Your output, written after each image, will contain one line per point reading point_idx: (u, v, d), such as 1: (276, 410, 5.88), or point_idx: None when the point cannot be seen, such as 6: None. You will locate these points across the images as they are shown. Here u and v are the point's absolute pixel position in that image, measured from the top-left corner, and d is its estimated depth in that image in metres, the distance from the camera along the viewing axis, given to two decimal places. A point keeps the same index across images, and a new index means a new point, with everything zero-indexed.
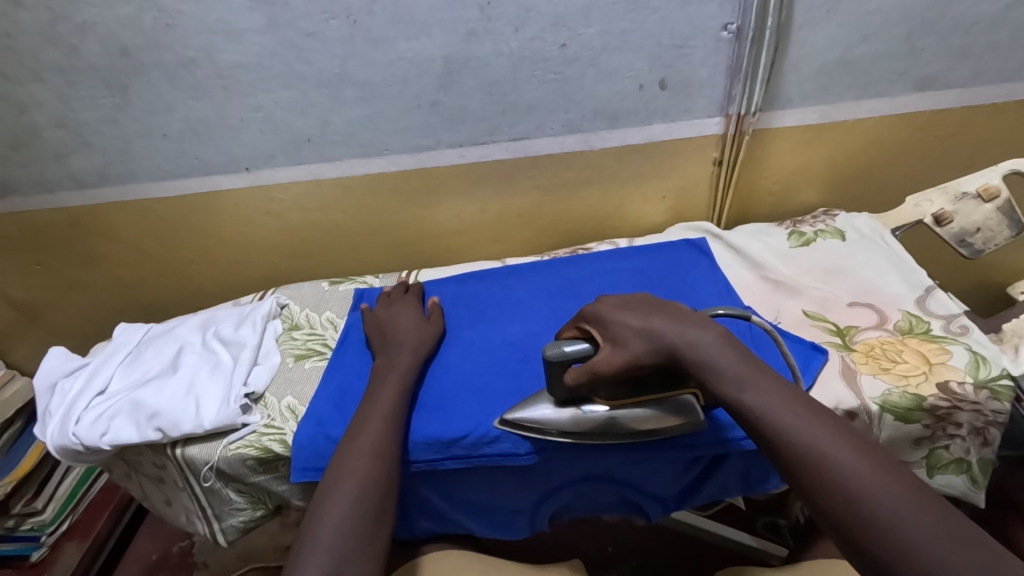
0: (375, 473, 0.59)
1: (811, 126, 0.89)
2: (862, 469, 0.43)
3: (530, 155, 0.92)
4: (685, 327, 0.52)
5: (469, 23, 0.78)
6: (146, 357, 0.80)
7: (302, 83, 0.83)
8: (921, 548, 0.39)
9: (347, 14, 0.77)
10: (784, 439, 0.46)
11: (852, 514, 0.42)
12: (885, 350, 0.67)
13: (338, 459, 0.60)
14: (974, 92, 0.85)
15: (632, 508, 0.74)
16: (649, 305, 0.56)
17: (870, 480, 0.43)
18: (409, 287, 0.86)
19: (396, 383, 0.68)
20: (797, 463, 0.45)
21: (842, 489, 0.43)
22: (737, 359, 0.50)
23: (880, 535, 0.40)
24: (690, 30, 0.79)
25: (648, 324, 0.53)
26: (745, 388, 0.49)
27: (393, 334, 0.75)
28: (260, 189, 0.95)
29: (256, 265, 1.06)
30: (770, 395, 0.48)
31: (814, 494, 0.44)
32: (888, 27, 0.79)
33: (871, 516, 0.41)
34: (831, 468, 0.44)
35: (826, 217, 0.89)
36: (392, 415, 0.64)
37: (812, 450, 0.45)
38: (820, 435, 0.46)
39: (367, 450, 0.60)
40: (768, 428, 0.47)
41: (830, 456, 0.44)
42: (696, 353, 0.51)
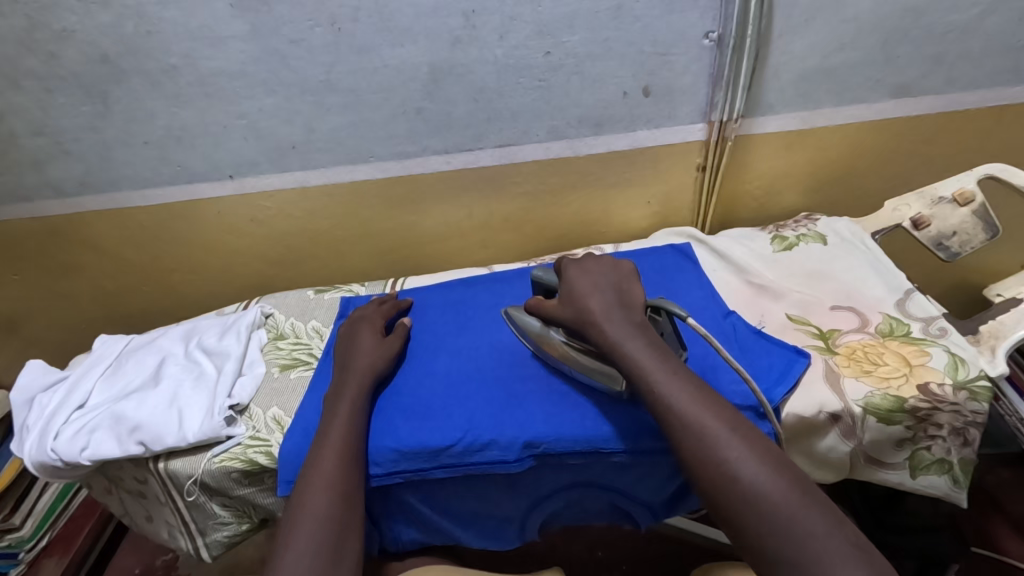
0: (331, 506, 0.58)
1: (792, 132, 0.90)
2: (742, 451, 0.49)
3: (516, 161, 0.92)
4: (611, 308, 0.60)
5: (454, 31, 0.78)
6: (127, 369, 0.79)
7: (286, 90, 0.83)
8: (785, 520, 0.46)
9: (332, 21, 0.77)
10: (680, 425, 0.52)
11: (731, 495, 0.48)
12: (867, 352, 0.68)
13: (294, 494, 0.59)
14: (949, 99, 0.87)
15: (621, 514, 0.74)
16: (595, 283, 0.63)
17: (750, 463, 0.49)
18: (389, 297, 0.85)
19: (349, 406, 0.66)
20: (689, 448, 0.51)
21: (725, 473, 0.49)
22: (647, 345, 0.57)
23: (753, 512, 0.47)
24: (673, 38, 0.80)
25: (579, 300, 0.62)
26: (650, 377, 0.55)
27: (353, 354, 0.73)
28: (244, 197, 0.94)
29: (240, 275, 1.05)
30: (671, 384, 0.54)
31: (701, 477, 0.50)
32: (865, 35, 0.81)
33: (748, 495, 0.47)
34: (718, 454, 0.49)
35: (808, 221, 0.90)
36: (347, 441, 0.63)
37: (703, 437, 0.50)
38: (711, 422, 0.51)
39: (321, 483, 0.59)
40: (666, 417, 0.53)
41: (719, 443, 0.50)
42: (613, 334, 0.58)
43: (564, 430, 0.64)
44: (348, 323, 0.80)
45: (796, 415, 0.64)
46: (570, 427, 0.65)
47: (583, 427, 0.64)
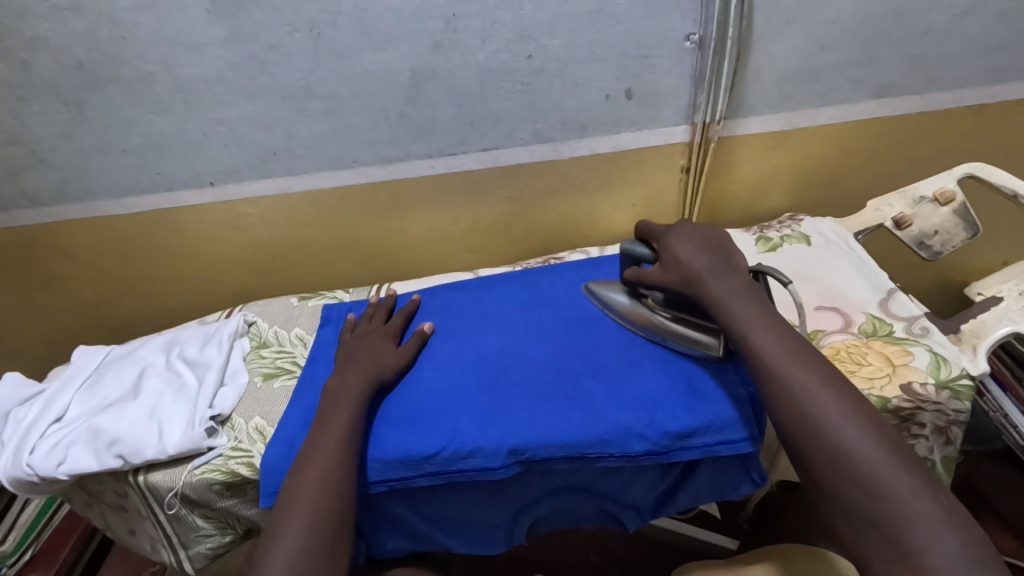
0: (325, 510, 0.59)
1: (775, 133, 0.90)
2: (849, 421, 0.50)
3: (499, 165, 0.91)
4: (716, 271, 0.61)
5: (435, 35, 0.78)
6: (106, 381, 0.78)
7: (266, 97, 0.82)
8: (880, 488, 0.47)
9: (311, 26, 0.76)
10: (778, 383, 0.54)
11: (823, 454, 0.50)
12: (850, 353, 0.68)
13: (286, 496, 0.60)
14: (928, 99, 0.88)
15: (609, 518, 0.74)
16: (704, 245, 0.63)
17: (850, 426, 0.50)
18: (390, 306, 0.84)
19: (347, 409, 0.66)
20: (786, 406, 0.53)
21: (823, 434, 0.50)
22: (748, 305, 0.58)
23: (844, 472, 0.49)
24: (655, 40, 0.80)
25: (688, 261, 0.62)
26: (752, 336, 0.56)
27: (356, 362, 0.73)
28: (226, 205, 0.93)
29: (224, 283, 1.04)
30: (774, 344, 0.55)
31: (805, 444, 0.51)
32: (845, 37, 0.81)
33: (854, 464, 0.48)
34: (817, 414, 0.51)
35: (791, 222, 0.90)
36: (340, 446, 0.63)
37: (802, 397, 0.52)
38: (812, 385, 0.53)
39: (310, 481, 0.60)
40: (767, 374, 0.54)
41: (825, 411, 0.51)
42: (718, 291, 0.60)
43: (550, 436, 0.64)
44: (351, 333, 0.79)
45: None
46: (556, 432, 0.64)
47: (568, 432, 0.64)
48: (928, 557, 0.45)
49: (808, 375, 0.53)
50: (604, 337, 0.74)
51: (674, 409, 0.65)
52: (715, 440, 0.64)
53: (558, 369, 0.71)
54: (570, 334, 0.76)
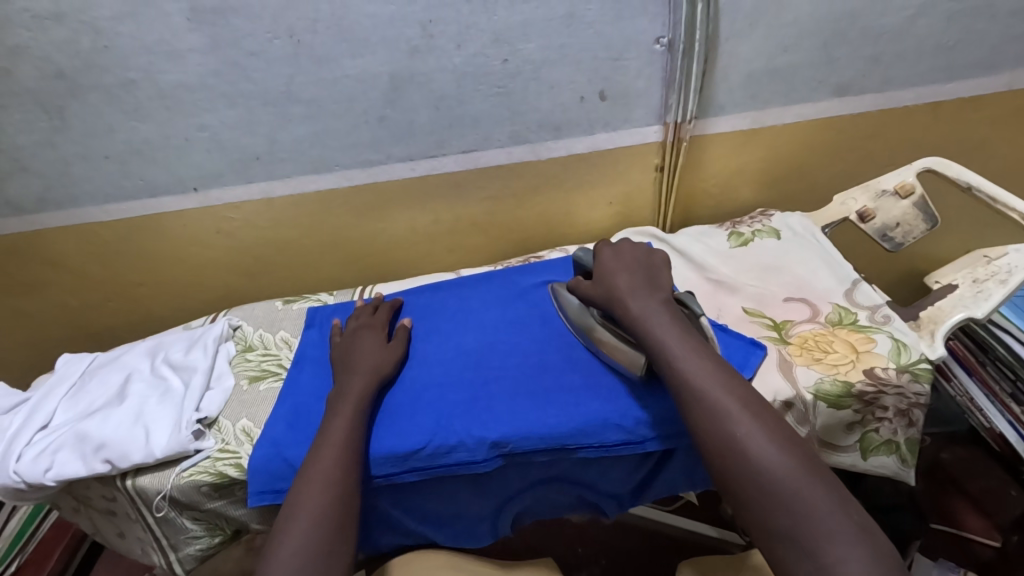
0: (332, 505, 0.58)
1: (744, 131, 0.93)
2: (752, 425, 0.53)
3: (478, 166, 0.93)
4: (638, 288, 0.65)
5: (412, 41, 0.79)
6: (92, 388, 0.78)
7: (247, 102, 0.83)
8: (780, 488, 0.50)
9: (290, 33, 0.77)
10: (693, 399, 0.56)
11: (736, 466, 0.52)
12: (818, 341, 0.71)
13: (293, 494, 0.60)
14: (888, 96, 0.91)
15: (590, 507, 0.76)
16: (631, 262, 0.68)
17: (752, 429, 0.53)
18: (376, 303, 0.85)
19: (349, 408, 0.67)
20: (699, 421, 0.55)
21: (735, 445, 0.52)
22: (668, 321, 0.61)
23: (753, 481, 0.50)
24: (626, 43, 0.82)
25: (611, 284, 0.66)
26: (670, 355, 0.58)
27: (352, 357, 0.74)
28: (210, 210, 0.94)
29: (209, 288, 1.05)
30: (690, 363, 0.57)
31: (712, 449, 0.53)
32: (808, 37, 0.84)
33: (754, 463, 0.51)
34: (733, 430, 0.53)
35: (762, 217, 0.93)
36: (345, 445, 0.63)
37: (714, 414, 0.54)
38: (725, 400, 0.55)
39: (318, 484, 0.60)
40: (683, 390, 0.56)
41: (729, 417, 0.54)
42: (637, 308, 0.62)
43: (530, 429, 0.66)
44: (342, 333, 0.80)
45: None
46: (535, 425, 0.66)
47: (547, 425, 0.66)
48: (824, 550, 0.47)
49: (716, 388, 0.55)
50: None
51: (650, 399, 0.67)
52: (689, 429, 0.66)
53: (537, 363, 0.73)
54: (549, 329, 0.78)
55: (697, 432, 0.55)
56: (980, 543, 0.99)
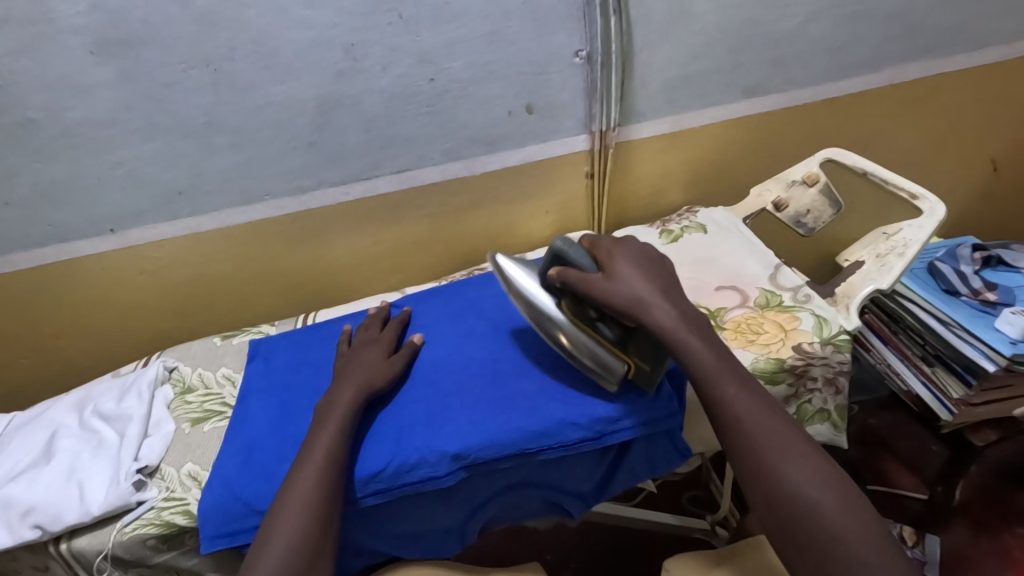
0: (304, 529, 0.59)
1: (665, 135, 0.99)
2: (808, 474, 0.54)
3: (415, 184, 0.93)
4: (667, 301, 0.64)
5: (337, 65, 0.80)
6: (14, 450, 0.73)
7: (165, 136, 0.80)
8: (835, 537, 0.51)
9: (207, 62, 0.76)
10: (745, 439, 0.57)
11: (789, 509, 0.53)
12: (750, 323, 0.76)
13: (273, 513, 0.61)
14: (789, 96, 1.00)
15: (555, 508, 0.77)
16: (643, 270, 0.66)
17: (808, 478, 0.54)
18: (383, 317, 0.84)
19: (336, 423, 0.66)
20: (749, 462, 0.56)
21: (791, 495, 0.53)
22: (712, 355, 0.61)
23: (811, 532, 0.52)
24: (547, 57, 0.86)
25: (640, 296, 0.63)
26: (721, 393, 0.59)
27: (349, 369, 0.74)
28: (131, 250, 0.89)
29: (136, 333, 0.98)
30: (741, 400, 0.58)
31: (767, 493, 0.55)
32: (713, 45, 0.91)
33: (810, 512, 0.52)
34: (787, 476, 0.54)
35: (689, 214, 0.99)
36: (323, 467, 0.62)
37: (767, 455, 0.55)
38: (782, 445, 0.56)
39: (303, 492, 0.61)
40: (735, 429, 0.57)
41: (784, 465, 0.55)
42: (672, 330, 0.62)
43: (490, 436, 0.67)
44: (345, 354, 0.77)
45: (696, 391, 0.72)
46: (495, 431, 0.67)
47: (506, 430, 0.67)
48: None
49: (772, 433, 0.56)
50: (535, 339, 0.79)
51: (604, 397, 0.69)
52: (641, 420, 0.68)
53: (493, 373, 0.74)
54: (504, 339, 0.79)
55: (750, 476, 0.56)
56: (910, 497, 1.14)
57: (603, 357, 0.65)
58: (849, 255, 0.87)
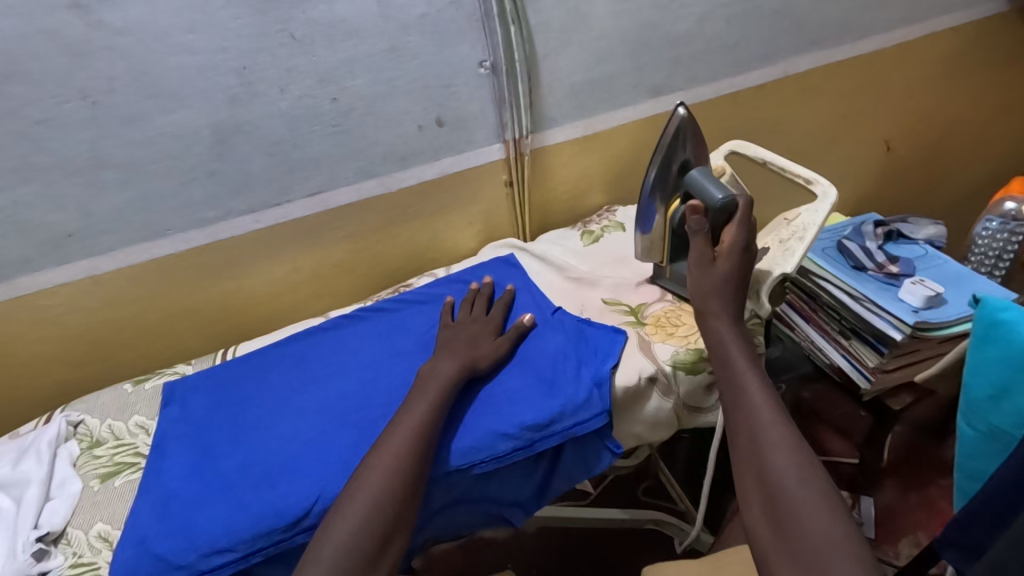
0: (389, 499, 0.56)
1: (578, 138, 1.00)
2: (794, 466, 0.50)
3: (329, 207, 0.91)
4: (727, 289, 0.66)
5: (230, 89, 0.77)
6: None
7: (46, 175, 0.75)
8: (801, 530, 0.46)
9: (85, 94, 0.71)
10: (749, 435, 0.53)
11: (774, 515, 0.48)
12: (669, 317, 0.79)
13: (347, 488, 0.58)
14: (693, 93, 1.04)
15: (497, 521, 0.76)
16: (742, 268, 0.67)
17: (790, 467, 0.50)
18: (489, 294, 0.83)
19: (433, 395, 0.66)
20: (748, 461, 0.52)
21: (769, 479, 0.50)
22: (742, 347, 0.61)
23: (780, 519, 0.48)
24: (452, 69, 0.86)
25: (704, 278, 0.67)
26: (742, 386, 0.57)
27: (451, 342, 0.75)
28: (20, 300, 0.82)
29: (36, 389, 0.90)
30: (759, 396, 0.56)
31: (749, 475, 0.52)
32: (614, 49, 0.93)
33: (783, 500, 0.48)
34: (770, 463, 0.51)
35: (608, 214, 1.02)
36: (409, 443, 0.61)
37: (765, 454, 0.51)
38: (775, 436, 0.52)
39: (387, 464, 0.59)
40: (742, 422, 0.55)
41: (769, 452, 0.51)
42: (713, 315, 0.64)
43: None
44: (459, 325, 0.78)
45: (623, 387, 0.72)
46: None
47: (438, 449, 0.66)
48: None
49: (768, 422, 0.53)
50: None
51: (533, 404, 0.69)
52: (571, 422, 0.68)
53: None
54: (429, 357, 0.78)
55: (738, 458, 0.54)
56: (843, 462, 1.20)
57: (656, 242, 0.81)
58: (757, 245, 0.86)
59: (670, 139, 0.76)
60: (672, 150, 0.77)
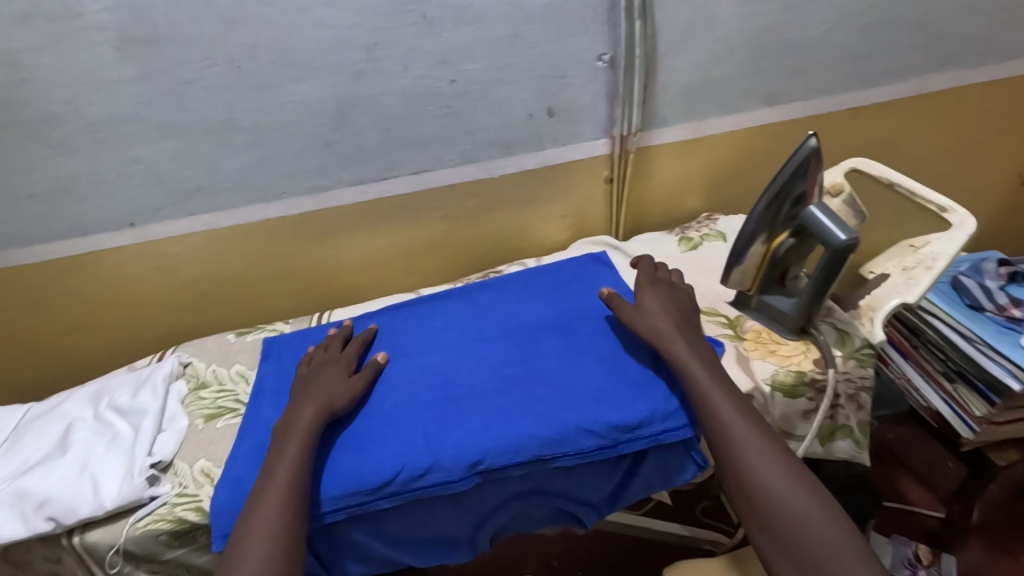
0: (274, 556, 0.57)
1: (685, 141, 0.98)
2: (787, 485, 0.59)
3: (431, 186, 0.93)
4: (676, 329, 0.71)
5: (357, 64, 0.79)
6: (27, 442, 0.73)
7: (185, 132, 0.80)
8: (809, 537, 0.56)
9: (229, 59, 0.76)
10: (735, 464, 0.60)
11: (779, 535, 0.57)
12: (771, 334, 0.75)
13: (231, 555, 0.58)
14: (813, 104, 0.98)
15: (568, 518, 0.75)
16: (677, 313, 0.73)
17: (784, 487, 0.58)
18: (347, 336, 0.81)
19: (295, 449, 0.64)
20: (739, 487, 0.60)
21: (768, 500, 0.58)
22: (712, 376, 0.66)
23: (789, 531, 0.57)
24: (569, 61, 0.86)
25: (657, 326, 0.71)
26: (724, 421, 0.62)
27: (313, 387, 0.72)
28: (148, 245, 0.89)
29: (149, 330, 0.97)
30: (738, 423, 0.62)
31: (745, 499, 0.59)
32: (736, 51, 0.90)
33: (787, 516, 0.57)
34: (763, 486, 0.59)
35: (708, 221, 0.99)
36: (280, 503, 0.60)
37: (758, 481, 0.59)
38: (762, 460, 0.60)
39: (263, 527, 0.58)
40: (733, 460, 0.61)
41: (761, 476, 0.59)
42: (680, 353, 0.68)
43: (505, 443, 0.66)
44: (307, 367, 0.76)
45: None
46: (509, 437, 0.66)
47: (523, 437, 0.66)
48: None
49: (754, 449, 0.60)
50: (548, 343, 0.77)
51: (621, 406, 0.68)
52: (659, 429, 0.67)
53: (505, 380, 0.73)
54: (513, 345, 0.77)
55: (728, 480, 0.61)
56: (927, 515, 1.13)
57: (752, 274, 0.75)
58: (869, 270, 0.82)
59: (791, 171, 0.67)
60: (791, 182, 0.67)
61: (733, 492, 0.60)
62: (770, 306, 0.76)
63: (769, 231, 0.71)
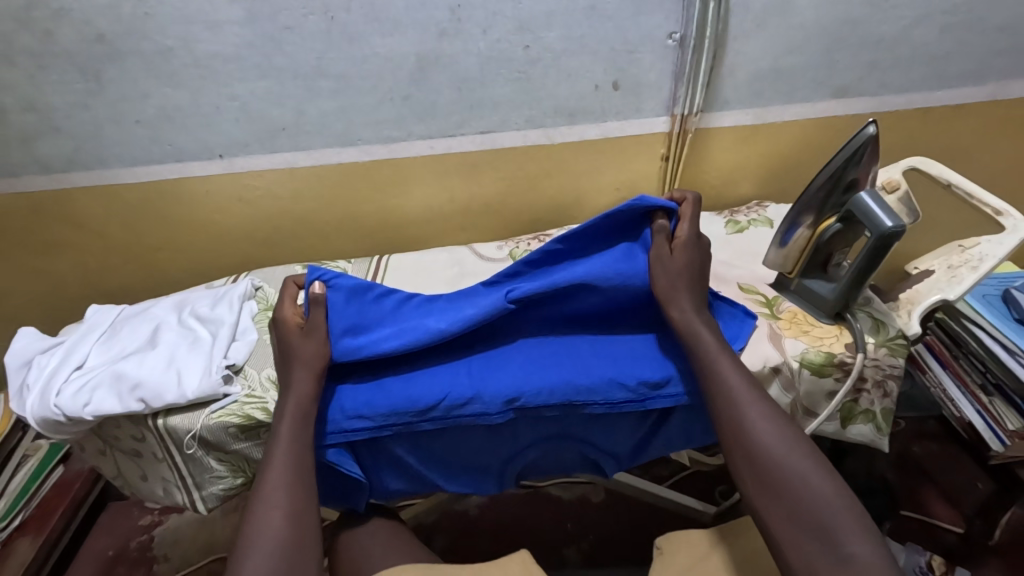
0: (289, 500, 0.64)
1: (746, 126, 0.99)
2: (788, 449, 0.60)
3: (495, 147, 0.98)
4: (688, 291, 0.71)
5: (440, 24, 0.85)
6: (123, 335, 0.84)
7: (278, 75, 0.87)
8: (808, 498, 0.57)
9: (326, 10, 0.82)
10: (738, 422, 0.63)
11: (774, 492, 0.59)
12: (806, 315, 0.77)
13: (253, 510, 0.63)
14: (881, 100, 0.98)
15: (591, 465, 0.81)
16: (694, 278, 0.72)
17: (782, 448, 0.60)
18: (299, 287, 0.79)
19: (291, 411, 0.68)
20: (739, 444, 0.62)
21: (766, 458, 0.60)
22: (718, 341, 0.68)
23: (789, 492, 0.58)
24: (641, 37, 0.89)
25: (670, 286, 0.71)
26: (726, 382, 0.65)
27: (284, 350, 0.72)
28: (234, 176, 0.97)
29: (225, 255, 1.07)
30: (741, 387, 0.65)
31: (746, 458, 0.61)
32: (808, 41, 0.91)
33: (785, 475, 0.59)
34: (762, 447, 0.61)
35: (758, 208, 1.01)
36: (288, 457, 0.66)
37: (755, 441, 0.61)
38: (761, 424, 0.62)
39: (279, 470, 0.65)
40: (734, 421, 0.63)
41: (762, 439, 0.61)
42: (685, 316, 0.70)
43: (542, 385, 0.71)
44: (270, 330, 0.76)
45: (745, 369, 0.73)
46: (547, 380, 0.72)
47: (558, 381, 0.71)
48: (850, 556, 0.54)
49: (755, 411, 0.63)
50: None
51: (653, 364, 0.73)
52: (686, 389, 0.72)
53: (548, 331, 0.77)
54: None
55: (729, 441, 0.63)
56: (945, 529, 1.13)
57: (795, 256, 0.78)
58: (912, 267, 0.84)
59: (846, 156, 0.69)
60: (844, 167, 0.69)
61: (735, 452, 0.62)
62: (810, 290, 0.78)
63: (817, 214, 0.73)
